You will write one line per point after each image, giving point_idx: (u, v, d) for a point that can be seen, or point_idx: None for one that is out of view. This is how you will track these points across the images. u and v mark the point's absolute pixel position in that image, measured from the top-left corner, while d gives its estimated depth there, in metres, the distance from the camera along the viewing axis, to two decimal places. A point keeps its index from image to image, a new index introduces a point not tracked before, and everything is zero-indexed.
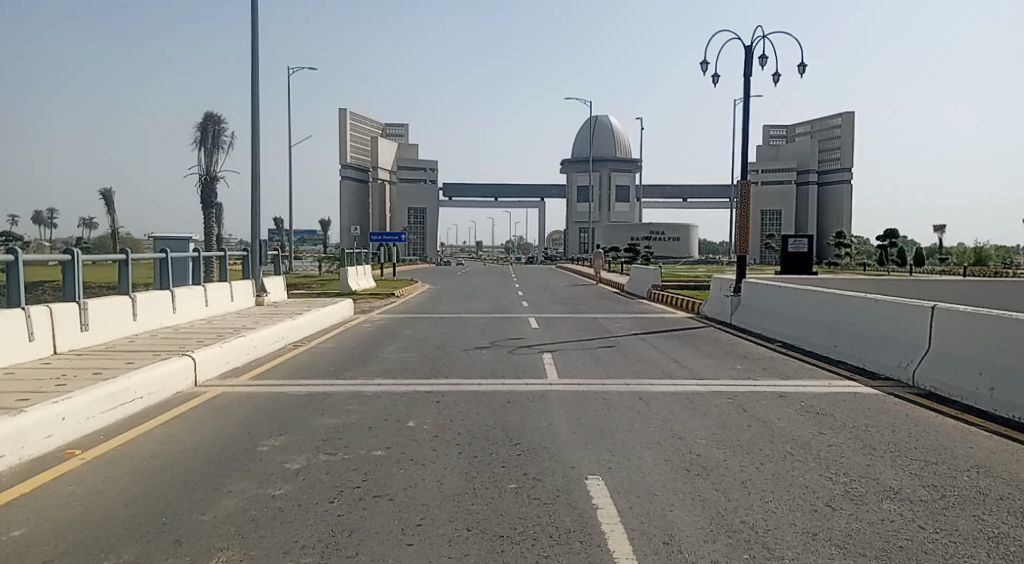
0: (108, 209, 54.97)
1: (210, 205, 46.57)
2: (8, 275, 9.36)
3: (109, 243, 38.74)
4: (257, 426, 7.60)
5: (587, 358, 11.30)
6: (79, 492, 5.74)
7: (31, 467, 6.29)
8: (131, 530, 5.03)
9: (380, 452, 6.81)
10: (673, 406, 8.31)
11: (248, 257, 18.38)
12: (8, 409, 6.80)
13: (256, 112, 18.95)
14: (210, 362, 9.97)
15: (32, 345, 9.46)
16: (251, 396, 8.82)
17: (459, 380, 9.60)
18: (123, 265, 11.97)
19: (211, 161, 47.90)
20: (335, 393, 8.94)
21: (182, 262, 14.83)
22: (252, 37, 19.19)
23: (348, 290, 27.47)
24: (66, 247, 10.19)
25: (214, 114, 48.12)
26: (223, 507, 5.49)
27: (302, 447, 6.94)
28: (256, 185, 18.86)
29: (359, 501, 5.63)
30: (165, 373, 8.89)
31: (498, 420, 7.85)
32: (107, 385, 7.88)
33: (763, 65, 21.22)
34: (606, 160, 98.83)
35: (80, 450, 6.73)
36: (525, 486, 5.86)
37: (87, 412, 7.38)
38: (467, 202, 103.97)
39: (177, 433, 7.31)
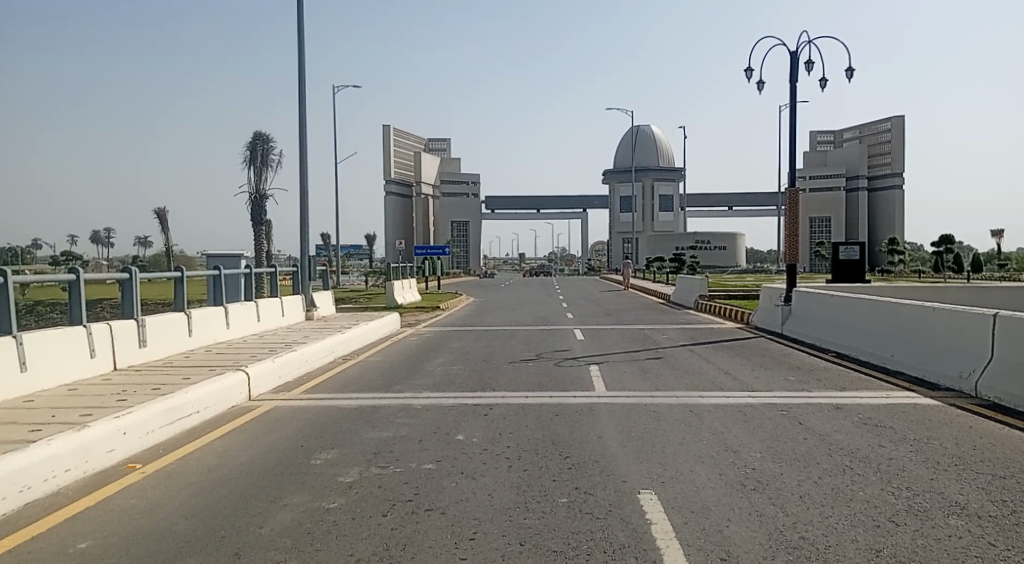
0: (163, 229, 56.77)
1: (260, 222, 47.43)
2: (70, 295, 9.67)
3: (163, 262, 39.78)
4: (310, 439, 7.71)
5: (635, 371, 11.12)
6: (140, 506, 5.92)
7: (94, 480, 6.49)
8: (190, 543, 5.19)
9: (430, 465, 6.85)
10: (725, 419, 8.16)
11: (298, 272, 18.63)
12: (72, 425, 7.03)
13: (304, 132, 19.29)
14: (264, 377, 10.15)
15: (93, 362, 9.77)
16: (303, 410, 8.93)
17: (507, 393, 9.59)
18: (178, 283, 12.23)
19: (259, 179, 48.96)
20: (384, 407, 8.99)
21: (235, 278, 15.12)
22: (300, 60, 19.61)
23: (394, 303, 27.75)
24: (125, 266, 10.47)
25: (261, 132, 49.02)
26: (279, 521, 5.62)
27: (354, 461, 7.01)
28: (305, 201, 19.13)
29: (411, 515, 5.69)
30: (221, 387, 9.07)
31: (546, 433, 7.82)
32: (166, 400, 8.08)
33: (808, 70, 20.79)
34: (651, 170, 98.00)
35: (141, 464, 6.92)
36: (577, 500, 5.83)
37: (147, 427, 7.58)
38: (508, 214, 104.24)
39: (234, 447, 7.45)
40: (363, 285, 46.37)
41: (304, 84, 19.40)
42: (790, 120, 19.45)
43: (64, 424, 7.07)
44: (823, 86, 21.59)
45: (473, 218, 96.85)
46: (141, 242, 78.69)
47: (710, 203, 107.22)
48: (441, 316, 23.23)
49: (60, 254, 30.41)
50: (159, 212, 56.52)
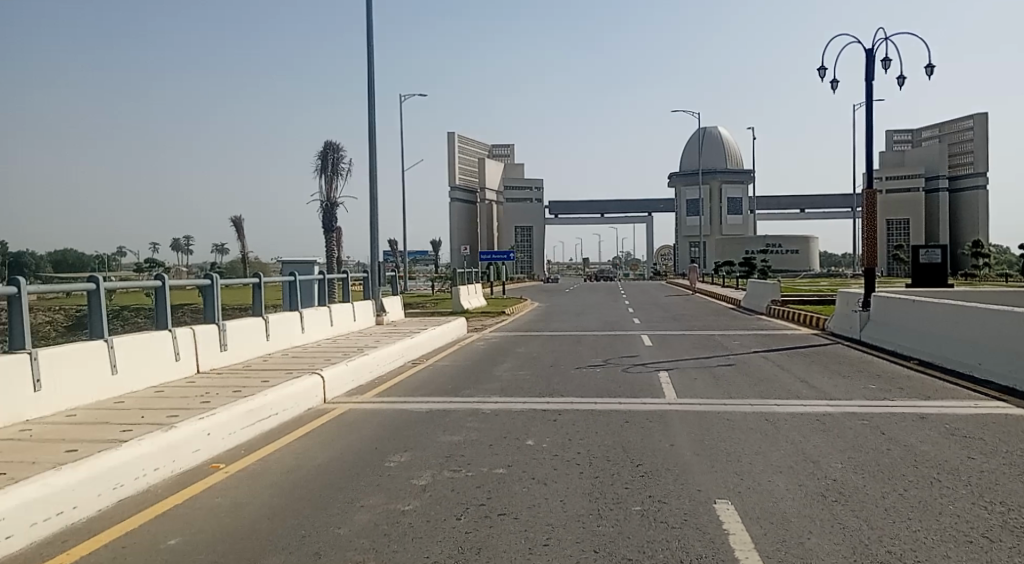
0: (239, 236, 58.82)
1: (331, 229, 48.63)
2: (157, 300, 10.12)
3: (240, 269, 41.18)
4: (383, 442, 7.86)
5: (707, 378, 10.94)
6: (224, 504, 6.15)
7: (181, 479, 6.77)
8: (274, 541, 5.37)
9: (501, 470, 6.89)
10: (802, 428, 7.94)
11: (369, 278, 19.03)
12: (161, 425, 7.36)
13: (373, 140, 19.71)
14: (338, 380, 10.40)
15: (178, 365, 10.21)
16: (376, 413, 9.12)
17: (576, 399, 9.57)
18: (256, 288, 12.65)
19: (330, 187, 50.23)
20: (454, 411, 9.09)
21: (309, 284, 15.54)
22: (370, 71, 20.05)
23: (461, 308, 28.04)
24: (206, 272, 10.89)
25: (333, 142, 50.34)
26: (356, 522, 5.75)
27: (427, 464, 7.12)
28: (375, 208, 19.52)
29: (485, 519, 5.74)
30: (298, 390, 9.35)
31: (617, 439, 7.77)
32: (246, 402, 8.37)
33: (885, 67, 20.10)
34: (717, 173, 96.26)
35: (224, 464, 7.19)
36: (651, 508, 5.77)
37: (229, 427, 7.87)
38: (571, 219, 103.99)
39: (312, 448, 7.67)
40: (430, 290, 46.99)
41: (373, 94, 19.82)
42: (866, 120, 18.83)
43: (153, 424, 7.41)
44: (902, 83, 20.84)
45: (536, 223, 97.06)
46: (219, 249, 81.79)
47: (778, 205, 104.61)
48: (507, 321, 23.36)
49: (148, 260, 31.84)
50: (235, 221, 58.66)
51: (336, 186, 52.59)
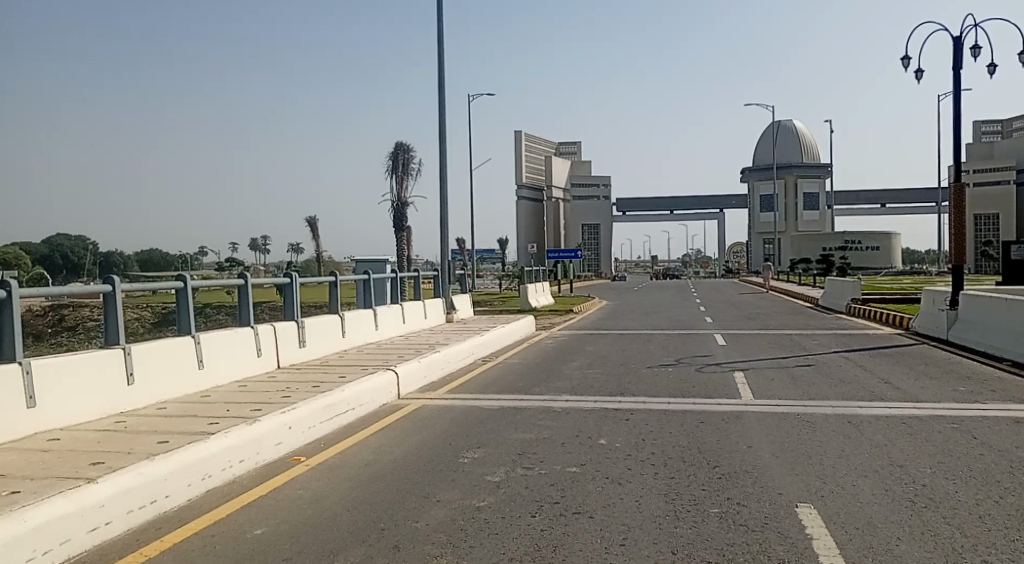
0: (313, 236, 60.54)
1: (401, 228, 49.51)
2: (240, 299, 10.51)
3: (315, 268, 42.34)
4: (457, 438, 7.96)
5: (784, 378, 10.66)
6: (306, 496, 6.35)
7: (265, 471, 7.02)
8: (355, 533, 5.51)
9: (574, 468, 6.89)
10: (887, 432, 7.66)
11: (439, 276, 19.28)
12: (245, 418, 7.65)
13: (443, 141, 19.96)
14: (411, 377, 10.59)
15: (260, 360, 10.59)
16: (449, 409, 9.24)
17: (648, 398, 9.48)
18: (332, 287, 12.99)
19: (400, 187, 51.13)
20: (526, 408, 9.13)
21: (381, 282, 15.85)
22: (440, 72, 20.31)
23: (529, 306, 28.13)
24: (286, 271, 11.25)
25: (403, 143, 51.22)
26: (433, 516, 5.84)
27: (500, 460, 7.17)
28: (445, 208, 19.77)
29: (559, 517, 5.75)
30: (373, 386, 9.55)
31: (692, 440, 7.65)
32: (325, 397, 8.60)
33: (975, 55, 19.14)
34: (792, 167, 93.56)
35: (305, 457, 7.41)
36: (729, 511, 5.67)
37: (309, 422, 8.11)
38: (637, 216, 102.90)
39: (387, 443, 7.83)
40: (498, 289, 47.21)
41: (443, 94, 20.06)
42: (954, 110, 17.99)
43: (238, 417, 7.70)
44: (992, 71, 19.82)
45: (603, 221, 96.42)
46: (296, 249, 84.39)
47: (855, 200, 100.95)
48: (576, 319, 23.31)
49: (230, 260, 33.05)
50: (310, 221, 60.38)
51: (406, 186, 53.49)
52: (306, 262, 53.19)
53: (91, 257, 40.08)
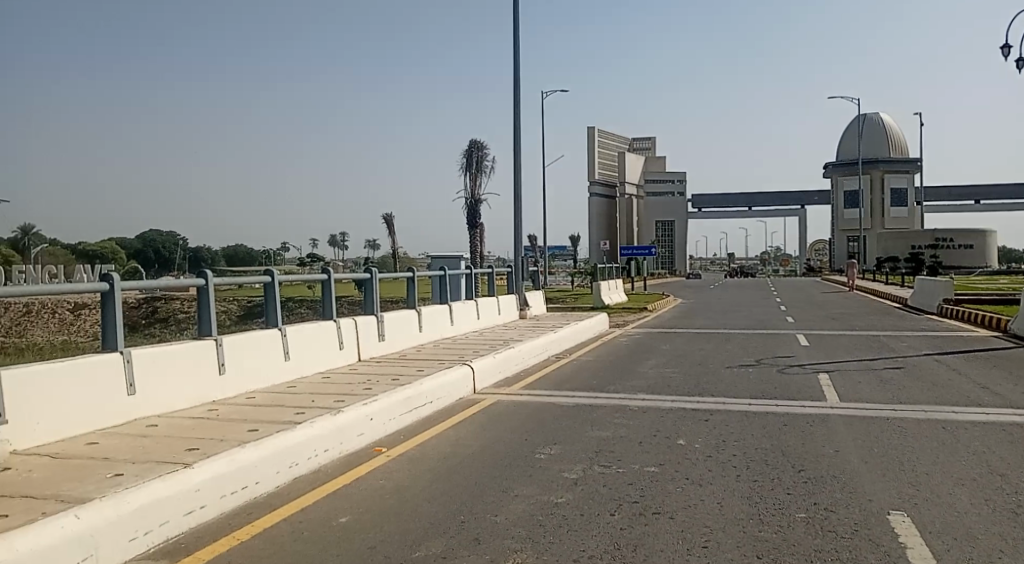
0: (388, 233, 61.84)
1: (474, 225, 49.98)
2: (323, 293, 10.82)
3: (390, 264, 43.19)
4: (534, 434, 7.99)
5: (872, 381, 10.26)
6: (388, 486, 6.50)
7: (347, 461, 7.23)
8: (436, 525, 5.61)
9: (653, 468, 6.82)
10: (986, 439, 7.28)
11: (513, 272, 19.38)
12: (329, 409, 7.87)
13: (518, 139, 20.03)
14: (487, 372, 10.68)
15: (342, 353, 10.89)
16: (525, 405, 9.28)
17: (727, 399, 9.29)
18: (410, 282, 13.22)
19: (474, 185, 51.58)
20: (602, 406, 9.09)
21: (457, 278, 16.04)
22: (516, 70, 20.38)
23: (602, 303, 27.97)
24: (366, 267, 11.51)
25: (478, 141, 51.72)
26: (512, 510, 5.89)
27: (577, 457, 7.16)
28: (519, 205, 19.85)
29: (639, 516, 5.70)
30: (450, 380, 9.68)
31: (775, 443, 7.46)
32: (404, 390, 8.77)
33: None
34: (880, 162, 89.72)
35: (386, 448, 7.59)
36: (816, 516, 5.50)
37: (389, 414, 8.29)
38: (711, 213, 100.82)
39: (465, 437, 7.93)
40: (570, 286, 47.08)
41: (519, 92, 20.13)
42: None
43: (323, 408, 7.94)
44: None
45: (678, 218, 94.85)
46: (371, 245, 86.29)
47: (945, 196, 96.13)
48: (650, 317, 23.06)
49: (311, 256, 34.08)
50: (385, 218, 61.67)
51: (480, 183, 53.92)
52: (382, 258, 54.30)
53: (182, 252, 42.03)
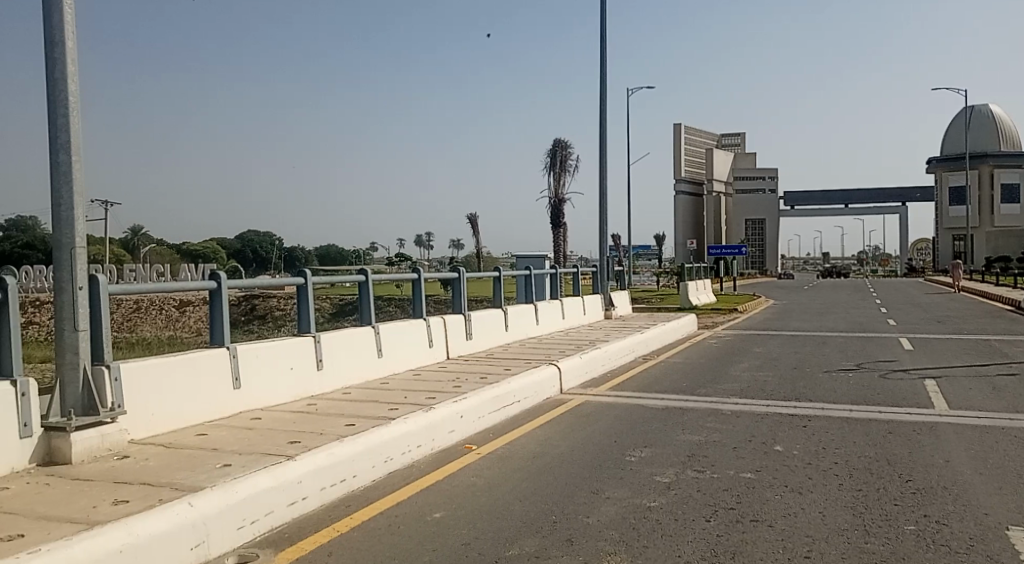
0: (473, 232, 62.68)
1: (559, 225, 49.98)
2: (413, 292, 11.05)
3: (475, 263, 43.72)
4: (624, 436, 7.90)
5: (984, 388, 9.66)
6: (480, 483, 6.57)
7: (439, 457, 7.35)
8: (529, 524, 5.62)
9: (749, 474, 6.63)
10: None
11: (598, 272, 19.27)
12: (421, 406, 8.03)
13: (604, 138, 19.90)
14: (574, 372, 10.66)
15: (431, 351, 11.10)
16: (613, 407, 9.20)
17: (825, 405, 8.94)
18: (496, 282, 13.33)
19: (559, 184, 51.58)
20: (693, 409, 8.92)
21: (542, 278, 16.07)
22: (602, 69, 20.25)
23: (689, 304, 27.46)
24: (454, 266, 11.67)
25: (561, 140, 51.61)
26: (604, 512, 5.85)
27: (669, 461, 7.04)
28: (605, 204, 19.72)
29: (736, 523, 5.56)
30: (538, 380, 9.71)
31: (879, 451, 7.12)
32: (493, 389, 8.85)
33: None
34: (988, 156, 84.40)
35: (476, 446, 7.68)
36: (927, 529, 5.22)
37: (479, 412, 8.38)
38: (801, 211, 97.31)
39: (555, 437, 7.93)
40: (656, 286, 46.42)
41: (605, 91, 19.99)
42: None
43: (415, 405, 8.11)
44: None
45: (767, 216, 91.88)
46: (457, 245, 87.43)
47: None
48: (739, 319, 22.47)
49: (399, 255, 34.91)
50: (470, 218, 62.51)
51: (564, 183, 53.87)
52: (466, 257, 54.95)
53: (278, 252, 43.78)
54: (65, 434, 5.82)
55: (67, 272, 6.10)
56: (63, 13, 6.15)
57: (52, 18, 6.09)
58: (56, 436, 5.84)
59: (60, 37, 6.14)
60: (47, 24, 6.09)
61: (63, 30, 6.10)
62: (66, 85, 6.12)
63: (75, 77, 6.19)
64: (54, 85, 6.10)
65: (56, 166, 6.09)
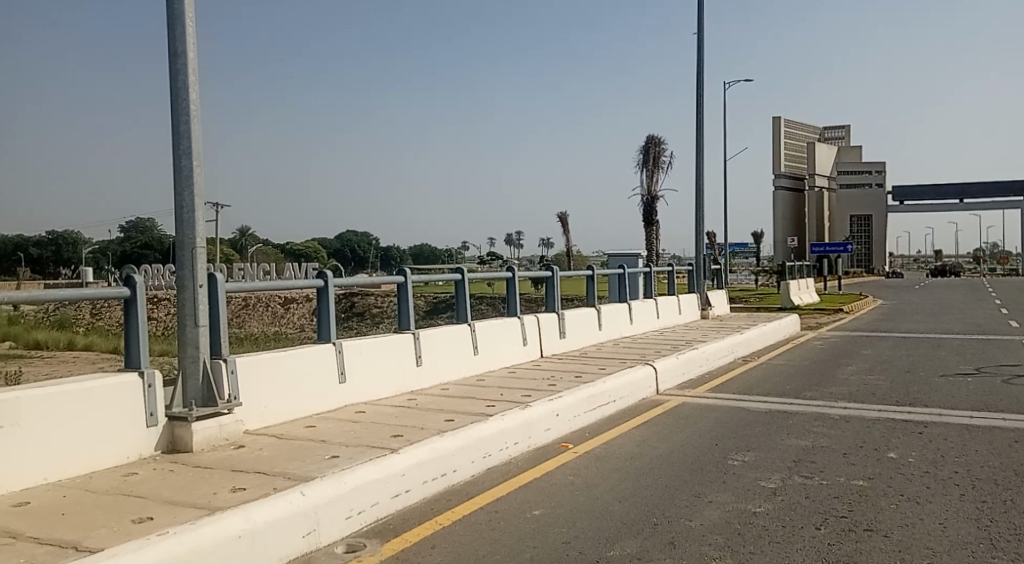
0: (564, 231, 62.72)
1: (652, 222, 49.26)
2: (508, 290, 11.13)
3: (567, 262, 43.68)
4: (725, 439, 7.70)
5: None
6: (578, 482, 6.55)
7: (537, 455, 7.38)
8: (630, 525, 5.55)
9: (861, 482, 6.32)
10: None
11: (694, 271, 18.86)
12: (518, 404, 8.08)
13: (700, 133, 19.46)
14: (671, 372, 10.47)
15: (526, 349, 11.16)
16: (713, 409, 8.98)
17: (943, 411, 8.42)
18: (589, 280, 13.26)
19: (652, 181, 50.81)
20: (798, 413, 8.58)
21: (636, 277, 15.88)
22: (698, 63, 19.81)
23: (790, 304, 26.48)
24: (548, 264, 11.68)
25: (655, 136, 50.84)
26: (707, 516, 5.71)
27: (774, 466, 6.81)
28: (701, 201, 19.27)
29: (849, 532, 5.30)
30: (634, 380, 9.59)
31: (1006, 461, 6.64)
32: (589, 388, 8.81)
33: None
34: None
35: (573, 445, 7.66)
36: None
37: (575, 411, 8.35)
38: (910, 206, 92.08)
39: (653, 438, 7.81)
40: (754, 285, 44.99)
41: (701, 85, 19.54)
42: None
43: (512, 402, 8.17)
44: None
45: (874, 212, 87.15)
46: (546, 244, 88.19)
47: None
48: (845, 319, 21.47)
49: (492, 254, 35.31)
50: (561, 216, 62.50)
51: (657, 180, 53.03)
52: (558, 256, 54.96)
53: (375, 251, 45.15)
54: (187, 424, 6.18)
55: (188, 270, 6.45)
56: (185, 25, 6.53)
57: (176, 29, 6.47)
58: (179, 425, 6.21)
59: (182, 48, 6.52)
60: (170, 35, 6.48)
61: (185, 41, 6.48)
62: (188, 93, 6.50)
63: (196, 85, 6.57)
64: (177, 94, 6.49)
65: (179, 170, 6.47)
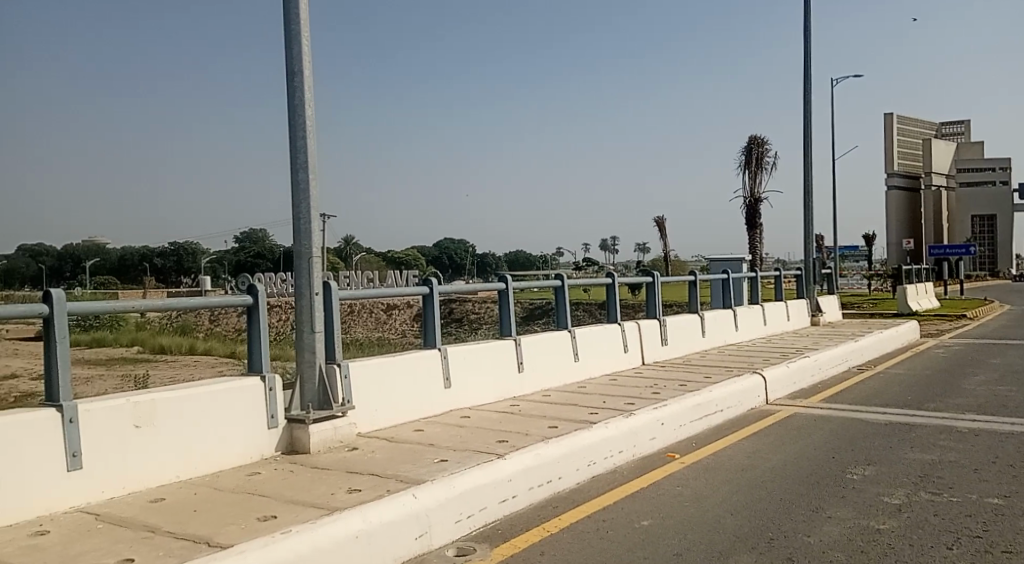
0: (661, 236, 61.73)
1: (754, 226, 47.78)
2: (608, 297, 11.05)
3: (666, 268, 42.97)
4: (842, 452, 7.34)
5: None
6: (687, 493, 6.40)
7: (643, 464, 7.27)
8: (743, 539, 5.38)
9: (996, 500, 5.89)
10: None
11: (802, 276, 18.13)
12: (622, 411, 7.99)
13: (807, 133, 18.74)
14: (780, 382, 10.09)
15: (627, 356, 11.04)
16: (827, 420, 8.59)
17: None
18: (692, 286, 12.99)
19: (754, 183, 49.30)
20: (921, 426, 8.09)
21: (740, 282, 15.43)
22: (804, 60, 19.11)
23: (908, 310, 25.02)
24: (649, 271, 11.53)
25: (757, 136, 49.35)
26: (826, 532, 5.46)
27: (898, 481, 6.44)
28: (809, 203, 18.52)
29: (986, 554, 4.95)
30: (741, 389, 9.30)
31: None
32: (694, 397, 8.61)
33: None
34: None
35: (680, 454, 7.51)
36: None
37: (680, 420, 8.19)
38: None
39: (764, 449, 7.55)
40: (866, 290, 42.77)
41: (809, 82, 18.83)
42: None
43: (616, 410, 8.09)
44: None
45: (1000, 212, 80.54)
46: (642, 249, 87.16)
47: None
48: (971, 326, 20.06)
49: (590, 260, 35.17)
50: (658, 221, 61.64)
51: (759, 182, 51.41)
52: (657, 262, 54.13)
53: (472, 259, 45.93)
54: (305, 425, 6.47)
55: (305, 278, 6.73)
56: (302, 45, 6.85)
57: (293, 49, 6.79)
58: (297, 427, 6.49)
59: (298, 67, 6.83)
60: (288, 55, 6.81)
61: (301, 60, 6.79)
62: (304, 109, 6.80)
63: (311, 102, 6.86)
64: (294, 111, 6.81)
65: (296, 183, 6.77)
